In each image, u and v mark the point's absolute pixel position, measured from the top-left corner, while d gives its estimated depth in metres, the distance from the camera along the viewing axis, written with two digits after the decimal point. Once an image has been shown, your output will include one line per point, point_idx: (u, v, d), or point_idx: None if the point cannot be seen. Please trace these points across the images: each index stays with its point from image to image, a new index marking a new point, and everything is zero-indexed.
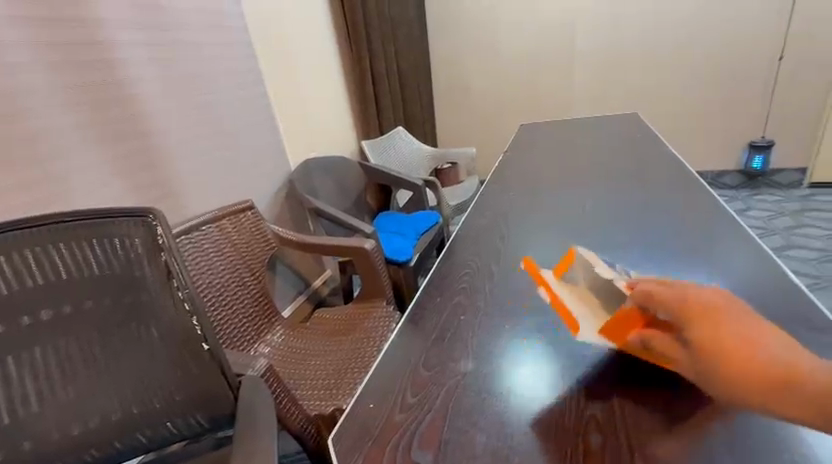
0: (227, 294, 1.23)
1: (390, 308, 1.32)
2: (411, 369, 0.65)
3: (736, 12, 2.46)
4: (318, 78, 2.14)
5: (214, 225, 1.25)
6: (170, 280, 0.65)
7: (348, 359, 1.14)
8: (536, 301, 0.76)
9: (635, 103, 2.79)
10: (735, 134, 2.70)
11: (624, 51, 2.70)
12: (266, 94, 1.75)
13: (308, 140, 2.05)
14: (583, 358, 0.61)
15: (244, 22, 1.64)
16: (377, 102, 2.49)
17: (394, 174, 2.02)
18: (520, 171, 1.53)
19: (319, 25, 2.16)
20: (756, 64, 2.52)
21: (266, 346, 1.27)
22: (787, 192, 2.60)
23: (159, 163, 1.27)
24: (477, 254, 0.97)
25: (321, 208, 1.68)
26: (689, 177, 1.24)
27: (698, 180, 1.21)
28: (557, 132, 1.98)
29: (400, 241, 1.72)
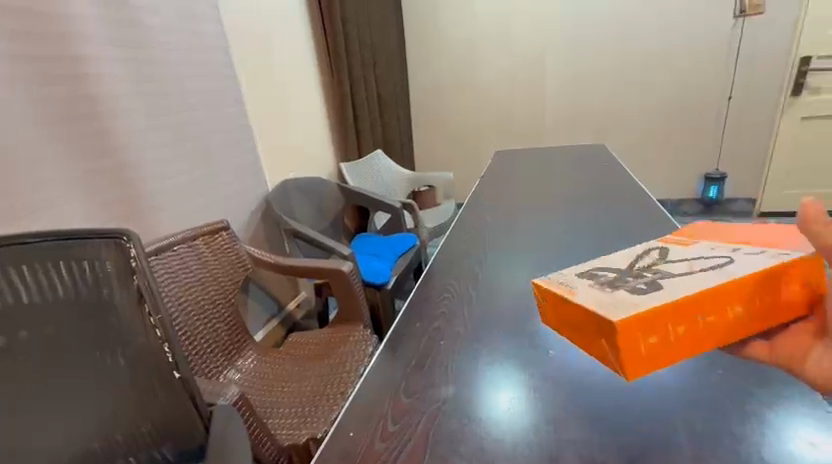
0: (197, 317, 1.18)
1: (368, 331, 1.31)
2: (391, 395, 0.65)
3: (690, 56, 2.68)
4: (299, 100, 2.16)
5: (187, 246, 1.21)
6: (142, 305, 0.62)
7: (323, 385, 1.11)
8: (514, 325, 0.78)
9: (601, 135, 2.97)
10: (692, 166, 2.90)
11: (592, 86, 2.88)
12: (246, 114, 1.74)
13: (287, 160, 2.04)
14: (560, 382, 0.63)
15: (227, 44, 1.65)
16: (357, 125, 2.52)
17: (372, 196, 2.03)
18: (497, 196, 1.58)
19: (301, 49, 2.20)
20: (708, 103, 2.75)
21: (236, 371, 1.22)
22: (740, 221, 2.79)
23: (131, 181, 1.24)
24: (456, 278, 0.99)
25: (297, 229, 1.67)
26: (653, 205, 1.32)
27: (661, 208, 1.28)
28: (531, 160, 2.07)
29: (377, 263, 1.72)
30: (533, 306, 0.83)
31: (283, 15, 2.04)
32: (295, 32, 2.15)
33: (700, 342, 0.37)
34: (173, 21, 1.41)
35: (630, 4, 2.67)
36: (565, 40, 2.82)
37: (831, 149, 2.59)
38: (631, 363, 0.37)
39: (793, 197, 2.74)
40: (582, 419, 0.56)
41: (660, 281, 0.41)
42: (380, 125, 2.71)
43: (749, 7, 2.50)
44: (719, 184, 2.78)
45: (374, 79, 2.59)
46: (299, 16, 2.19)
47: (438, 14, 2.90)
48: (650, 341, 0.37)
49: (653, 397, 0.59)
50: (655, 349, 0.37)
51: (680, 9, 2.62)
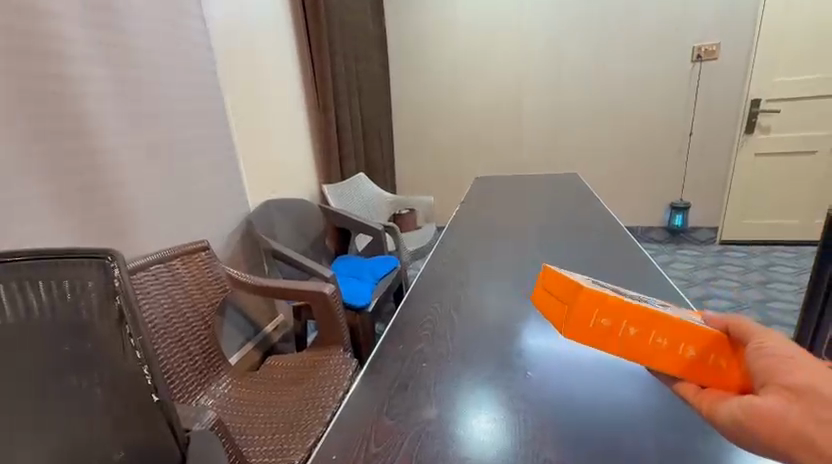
0: (172, 340, 1.15)
1: (348, 354, 1.30)
2: (375, 418, 0.65)
3: (654, 93, 2.88)
4: (284, 122, 2.19)
5: (164, 266, 1.19)
6: (122, 327, 0.61)
7: (301, 410, 1.09)
8: (494, 347, 0.80)
9: (574, 164, 3.14)
10: (659, 195, 3.07)
11: (566, 119, 3.05)
12: (231, 135, 1.75)
13: (269, 181, 2.05)
14: (538, 403, 0.65)
15: (215, 66, 1.67)
16: (340, 148, 2.57)
17: (354, 219, 2.05)
18: (477, 221, 1.63)
19: (287, 72, 2.24)
20: (672, 138, 2.95)
21: (209, 397, 1.18)
22: (704, 248, 2.95)
23: (110, 199, 1.21)
24: (437, 300, 1.01)
25: (278, 250, 1.66)
26: (623, 232, 1.39)
27: (630, 235, 1.36)
28: (509, 186, 2.14)
29: (358, 285, 1.72)
30: (513, 329, 0.86)
31: (272, 41, 2.09)
32: (282, 57, 2.20)
33: (640, 350, 0.41)
34: (163, 43, 1.43)
35: (599, 45, 2.87)
36: (540, 75, 3.00)
37: (783, 183, 2.79)
38: (574, 324, 0.43)
39: (751, 226, 2.92)
40: (560, 440, 0.58)
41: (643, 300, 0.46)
42: (363, 148, 2.76)
43: (706, 52, 2.73)
44: (684, 213, 2.95)
45: (358, 105, 2.66)
46: (287, 42, 2.24)
47: (421, 48, 3.09)
48: (599, 320, 0.42)
49: (626, 417, 0.62)
50: (599, 330, 0.42)
51: (645, 51, 2.83)
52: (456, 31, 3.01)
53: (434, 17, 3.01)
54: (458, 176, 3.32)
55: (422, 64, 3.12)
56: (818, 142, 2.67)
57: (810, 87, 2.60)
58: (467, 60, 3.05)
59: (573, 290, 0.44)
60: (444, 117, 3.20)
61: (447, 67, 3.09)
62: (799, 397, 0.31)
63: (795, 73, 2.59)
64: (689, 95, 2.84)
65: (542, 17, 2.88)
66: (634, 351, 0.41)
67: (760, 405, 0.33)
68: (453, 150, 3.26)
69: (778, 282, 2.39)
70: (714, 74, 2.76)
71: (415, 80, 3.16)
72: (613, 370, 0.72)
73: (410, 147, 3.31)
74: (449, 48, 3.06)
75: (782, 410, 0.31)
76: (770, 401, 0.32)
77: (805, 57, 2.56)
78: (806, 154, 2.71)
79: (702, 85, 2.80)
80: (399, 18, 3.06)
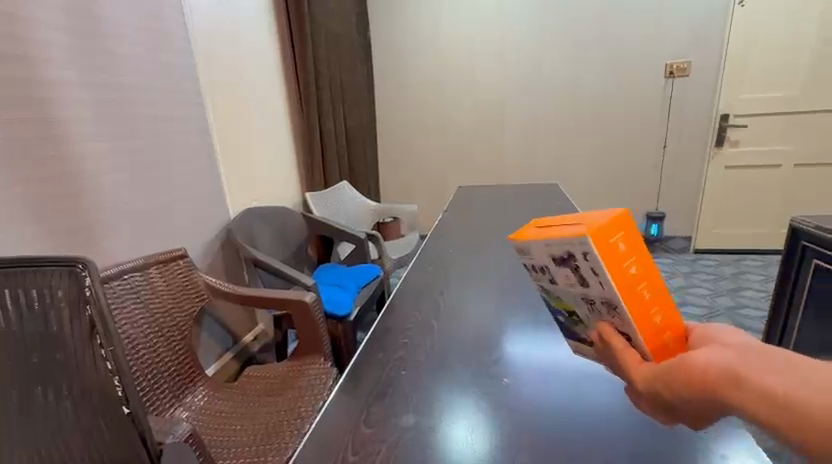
0: (146, 350, 1.11)
1: (328, 364, 1.28)
2: (352, 426, 0.65)
3: (629, 108, 3.00)
4: (267, 129, 2.19)
5: (139, 274, 1.16)
6: (93, 337, 0.60)
7: (279, 421, 1.07)
8: (472, 355, 0.81)
9: (554, 174, 3.22)
10: (635, 205, 3.17)
11: (546, 130, 3.14)
12: (212, 142, 1.73)
13: (251, 189, 2.03)
14: (514, 409, 0.66)
15: (196, 73, 1.66)
16: (324, 156, 2.57)
17: (336, 227, 2.04)
18: (459, 229, 1.65)
19: (271, 81, 2.24)
20: (647, 150, 3.06)
21: (184, 410, 1.15)
22: (678, 256, 3.05)
23: (84, 206, 1.19)
24: (418, 308, 1.02)
25: (258, 259, 1.64)
26: None
27: None
28: (491, 196, 2.17)
29: (339, 294, 1.71)
30: (491, 337, 0.87)
31: (256, 48, 2.10)
32: (266, 64, 2.20)
33: (634, 292, 0.40)
34: (143, 49, 1.42)
35: (578, 59, 2.97)
36: (521, 87, 3.08)
37: (751, 194, 2.91)
38: (601, 228, 0.39)
39: (722, 236, 3.03)
40: (534, 445, 0.59)
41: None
42: (347, 156, 2.77)
43: (677, 69, 2.86)
44: (659, 223, 3.05)
45: (342, 113, 2.67)
46: (271, 50, 2.25)
47: (406, 60, 3.15)
48: (620, 244, 0.40)
49: (597, 420, 0.63)
50: (615, 250, 0.40)
51: (621, 67, 2.94)
52: (440, 44, 3.08)
53: (418, 30, 3.08)
54: (442, 184, 3.37)
55: (406, 76, 3.18)
56: (783, 156, 2.81)
57: (774, 103, 2.73)
58: (450, 71, 3.13)
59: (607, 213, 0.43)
60: (428, 126, 3.26)
61: (431, 78, 3.16)
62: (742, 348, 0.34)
63: (760, 90, 2.73)
64: (663, 109, 2.95)
65: (522, 33, 2.98)
66: (626, 288, 0.39)
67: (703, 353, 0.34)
68: (437, 159, 3.32)
69: (747, 289, 2.49)
70: (685, 90, 2.89)
71: (400, 90, 3.22)
72: (586, 376, 0.74)
73: (394, 155, 3.35)
74: (433, 61, 3.13)
75: (725, 356, 0.33)
76: (714, 349, 0.35)
77: (770, 75, 2.69)
78: (771, 167, 2.84)
79: (674, 100, 2.93)
80: (384, 30, 3.11)
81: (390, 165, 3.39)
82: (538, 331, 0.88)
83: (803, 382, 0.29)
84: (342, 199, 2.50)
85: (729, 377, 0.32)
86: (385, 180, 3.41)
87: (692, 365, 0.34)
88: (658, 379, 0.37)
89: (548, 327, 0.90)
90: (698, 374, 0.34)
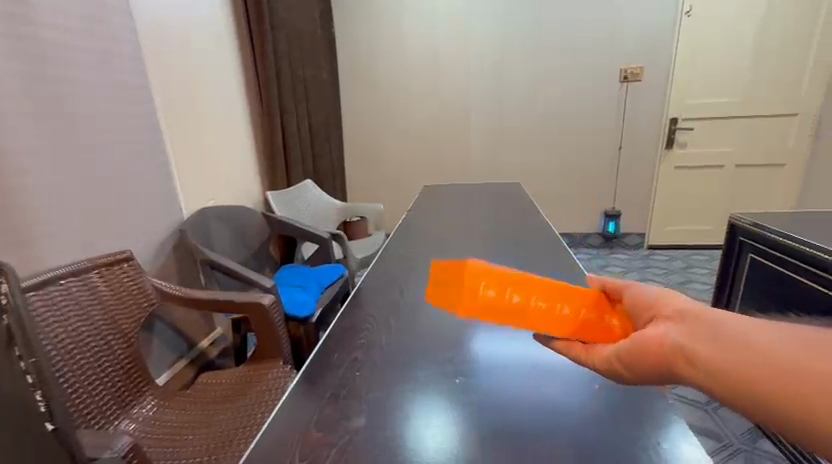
0: (86, 360, 1.04)
1: (288, 367, 1.25)
2: (302, 430, 0.64)
3: (588, 111, 3.11)
4: (224, 126, 2.10)
5: (78, 279, 1.08)
6: (10, 350, 0.55)
7: (233, 429, 1.03)
8: (429, 353, 0.81)
9: (518, 174, 3.31)
10: (594, 204, 3.30)
11: (510, 131, 3.21)
12: (162, 139, 1.64)
13: (206, 188, 1.94)
14: (466, 407, 0.67)
15: (144, 66, 1.56)
16: (286, 155, 2.50)
17: (299, 226, 1.99)
18: (422, 228, 1.65)
19: (226, 75, 2.15)
20: (604, 152, 3.18)
21: (130, 422, 1.08)
22: (634, 252, 3.21)
23: (15, 207, 1.09)
24: (377, 308, 1.01)
25: (213, 260, 1.57)
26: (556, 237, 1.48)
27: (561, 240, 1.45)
28: (456, 195, 2.20)
29: (301, 296, 1.67)
30: (448, 335, 0.88)
31: (210, 42, 2.00)
32: (223, 59, 2.11)
33: (532, 311, 0.44)
34: (84, 39, 1.32)
35: (540, 62, 3.04)
36: (486, 88, 3.13)
37: (697, 194, 3.12)
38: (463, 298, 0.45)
39: (672, 232, 3.23)
40: (482, 442, 0.60)
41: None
42: (311, 155, 2.71)
43: (631, 74, 2.98)
44: (616, 220, 3.19)
45: (305, 111, 2.61)
46: (227, 43, 2.17)
47: (371, 58, 3.13)
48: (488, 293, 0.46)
49: (545, 415, 0.65)
50: (487, 300, 0.45)
51: (580, 71, 3.04)
52: (405, 43, 3.08)
53: (384, 29, 3.06)
54: (409, 183, 3.39)
55: (371, 75, 3.16)
56: (726, 158, 3.02)
57: (717, 109, 2.93)
58: (416, 72, 3.13)
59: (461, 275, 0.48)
60: (395, 125, 3.26)
61: (397, 78, 3.16)
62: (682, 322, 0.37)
63: (705, 96, 2.92)
64: (618, 112, 3.08)
65: (486, 35, 3.02)
66: (520, 317, 0.44)
67: (654, 337, 0.37)
68: (404, 157, 3.33)
69: (694, 282, 2.65)
70: (638, 94, 3.02)
71: (366, 89, 3.20)
72: (538, 371, 0.76)
73: (361, 153, 3.34)
74: (399, 60, 3.12)
75: (675, 336, 0.36)
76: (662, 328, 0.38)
77: (714, 82, 2.88)
78: (715, 168, 3.05)
79: (628, 104, 3.05)
80: (348, 27, 3.07)
81: (357, 163, 3.38)
82: (495, 328, 0.90)
83: (736, 347, 0.33)
84: (306, 198, 2.44)
85: (679, 352, 0.36)
86: (352, 179, 3.40)
87: (646, 349, 0.38)
88: (615, 361, 0.40)
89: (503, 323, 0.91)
90: (650, 355, 0.37)
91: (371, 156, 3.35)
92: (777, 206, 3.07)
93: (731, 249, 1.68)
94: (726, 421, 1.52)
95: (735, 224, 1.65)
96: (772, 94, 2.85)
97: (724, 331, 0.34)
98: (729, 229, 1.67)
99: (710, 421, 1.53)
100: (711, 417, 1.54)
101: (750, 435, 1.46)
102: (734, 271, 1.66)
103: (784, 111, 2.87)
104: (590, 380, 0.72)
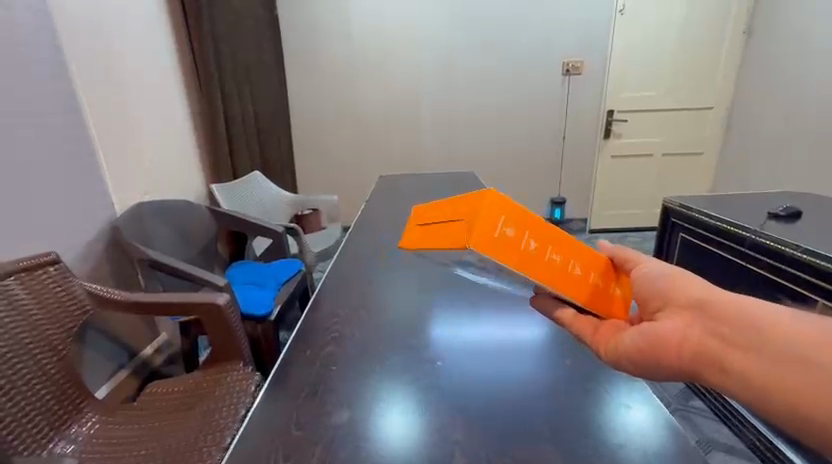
0: (10, 380, 0.90)
1: (249, 368, 1.18)
2: (281, 430, 0.61)
3: (535, 102, 3.22)
4: (157, 113, 1.91)
5: None
6: None
7: (190, 439, 0.95)
8: (404, 342, 0.81)
9: (469, 163, 3.39)
10: (540, 192, 3.48)
11: (462, 121, 3.26)
12: (85, 127, 1.43)
13: (140, 181, 1.75)
14: (448, 390, 0.67)
15: (58, 41, 1.34)
16: (229, 146, 2.39)
17: (251, 221, 1.88)
18: (382, 218, 1.63)
19: (159, 57, 1.95)
20: (549, 142, 3.34)
21: (69, 443, 0.97)
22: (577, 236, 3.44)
23: None
24: (345, 301, 0.97)
25: (157, 260, 1.44)
26: None
27: None
28: (411, 184, 2.20)
29: (257, 294, 1.58)
30: (419, 324, 0.87)
31: (134, 15, 1.77)
32: (151, 36, 1.90)
33: (546, 263, 0.44)
34: None
35: (491, 53, 3.10)
36: (437, 77, 3.14)
37: (631, 181, 3.39)
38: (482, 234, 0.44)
39: (610, 216, 3.49)
40: (469, 421, 0.61)
41: None
42: (258, 144, 2.58)
43: (572, 68, 3.13)
44: (561, 207, 3.39)
45: (250, 98, 2.47)
46: (158, 20, 1.96)
47: (317, 43, 3.02)
48: (506, 231, 0.46)
49: (523, 390, 0.67)
50: (505, 238, 0.44)
51: (527, 63, 3.13)
52: (352, 29, 3.00)
53: (332, 12, 2.96)
54: (361, 174, 3.37)
55: (318, 61, 3.05)
56: (655, 147, 3.30)
57: (648, 102, 3.19)
58: (365, 59, 3.07)
59: (480, 208, 0.49)
60: (345, 114, 3.20)
61: (347, 65, 3.08)
62: (701, 313, 0.35)
63: (638, 90, 3.16)
64: (561, 104, 3.23)
65: (436, 22, 3.01)
66: (529, 260, 0.43)
67: (665, 329, 0.36)
68: (356, 147, 3.29)
69: None
70: (578, 88, 3.19)
71: (314, 75, 3.10)
72: (512, 350, 0.77)
73: (310, 142, 3.24)
74: (348, 47, 3.04)
75: (696, 334, 0.35)
76: (679, 323, 0.36)
77: (644, 78, 3.13)
78: (647, 157, 3.33)
79: (570, 96, 3.21)
80: (293, 10, 2.93)
81: (306, 153, 3.28)
82: (465, 313, 0.90)
83: (768, 355, 0.31)
84: (256, 190, 2.31)
85: (696, 353, 0.35)
86: (302, 169, 3.31)
87: (662, 343, 0.36)
88: (627, 354, 0.39)
89: (474, 308, 0.92)
90: (666, 353, 0.36)
91: (321, 144, 3.26)
92: (696, 190, 3.44)
93: (664, 229, 1.85)
94: (662, 384, 1.70)
95: (667, 206, 1.81)
96: (692, 88, 3.16)
97: (744, 330, 0.33)
98: (662, 211, 1.84)
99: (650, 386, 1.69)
100: (650, 382, 1.71)
101: (683, 394, 1.64)
102: (668, 249, 1.83)
103: (702, 104, 3.19)
104: (561, 355, 0.75)
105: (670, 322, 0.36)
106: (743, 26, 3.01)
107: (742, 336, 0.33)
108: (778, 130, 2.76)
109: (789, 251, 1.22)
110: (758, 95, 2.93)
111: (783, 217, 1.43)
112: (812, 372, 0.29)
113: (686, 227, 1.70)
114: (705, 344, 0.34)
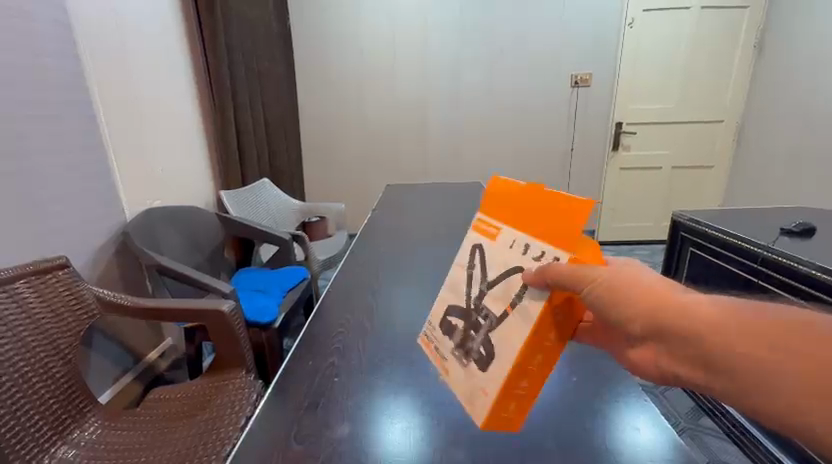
0: (16, 384, 0.90)
1: (251, 377, 1.17)
2: (282, 444, 0.60)
3: (543, 113, 3.22)
4: (169, 120, 1.94)
5: (3, 291, 0.93)
6: None
7: (190, 448, 0.94)
8: (407, 355, 0.80)
9: (477, 173, 3.39)
10: None
11: (470, 132, 3.28)
12: (98, 133, 1.46)
13: (151, 186, 1.78)
14: (452, 406, 0.66)
15: (77, 51, 1.38)
16: (240, 152, 2.39)
17: (258, 228, 1.89)
18: (389, 228, 1.63)
19: (173, 66, 1.99)
20: (557, 153, 3.33)
21: (70, 448, 0.96)
22: None
23: None
24: (349, 312, 0.97)
25: (164, 267, 1.45)
26: None
27: None
28: (418, 193, 2.21)
29: (261, 301, 1.58)
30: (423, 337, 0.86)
31: (150, 25, 1.81)
32: (166, 46, 1.94)
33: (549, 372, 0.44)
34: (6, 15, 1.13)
35: (499, 64, 3.12)
36: (444, 88, 3.17)
37: (639, 193, 3.37)
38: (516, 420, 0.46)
39: (618, 229, 3.46)
40: (472, 439, 0.60)
41: (492, 342, 0.46)
42: (266, 152, 2.61)
43: (581, 80, 3.13)
44: None
45: (260, 107, 2.52)
46: (174, 30, 2.01)
47: (326, 54, 3.07)
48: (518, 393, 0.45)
49: (528, 408, 0.66)
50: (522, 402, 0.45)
51: (536, 75, 3.14)
52: (362, 39, 3.05)
53: (343, 22, 3.00)
54: (369, 182, 3.39)
55: (327, 71, 3.10)
56: (664, 160, 3.28)
57: (657, 115, 3.17)
58: (375, 69, 3.11)
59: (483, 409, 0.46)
60: (354, 123, 3.23)
61: (357, 76, 3.13)
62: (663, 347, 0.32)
63: (647, 103, 3.15)
64: (569, 115, 3.22)
65: (443, 33, 3.04)
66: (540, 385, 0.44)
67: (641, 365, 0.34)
68: (364, 156, 3.32)
69: None
70: (587, 100, 3.18)
71: (323, 85, 3.14)
72: None
73: (319, 150, 3.28)
74: (357, 57, 3.09)
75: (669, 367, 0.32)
76: (646, 356, 0.33)
77: (653, 91, 3.13)
78: (656, 169, 3.30)
79: (579, 108, 3.21)
80: (304, 20, 2.99)
81: (315, 160, 3.31)
82: None
83: (737, 383, 0.28)
84: (263, 198, 2.33)
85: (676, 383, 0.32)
86: (310, 177, 3.34)
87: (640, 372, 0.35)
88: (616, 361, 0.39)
89: None
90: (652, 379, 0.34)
91: (329, 153, 3.29)
92: (706, 203, 3.40)
93: (673, 243, 1.82)
94: (672, 401, 1.66)
95: (676, 220, 1.79)
96: (701, 101, 3.14)
97: (706, 334, 0.30)
98: (672, 225, 1.81)
99: (659, 403, 1.66)
100: (659, 399, 1.67)
101: (693, 413, 1.59)
102: (678, 263, 1.80)
103: (712, 117, 3.16)
104: (568, 372, 0.73)
105: (640, 356, 0.34)
106: (754, 40, 2.99)
107: (711, 365, 0.29)
108: (789, 145, 2.72)
109: (803, 268, 1.19)
110: (770, 109, 2.89)
111: (796, 233, 1.39)
112: (776, 397, 0.26)
113: (696, 241, 1.67)
114: (679, 376, 0.31)
